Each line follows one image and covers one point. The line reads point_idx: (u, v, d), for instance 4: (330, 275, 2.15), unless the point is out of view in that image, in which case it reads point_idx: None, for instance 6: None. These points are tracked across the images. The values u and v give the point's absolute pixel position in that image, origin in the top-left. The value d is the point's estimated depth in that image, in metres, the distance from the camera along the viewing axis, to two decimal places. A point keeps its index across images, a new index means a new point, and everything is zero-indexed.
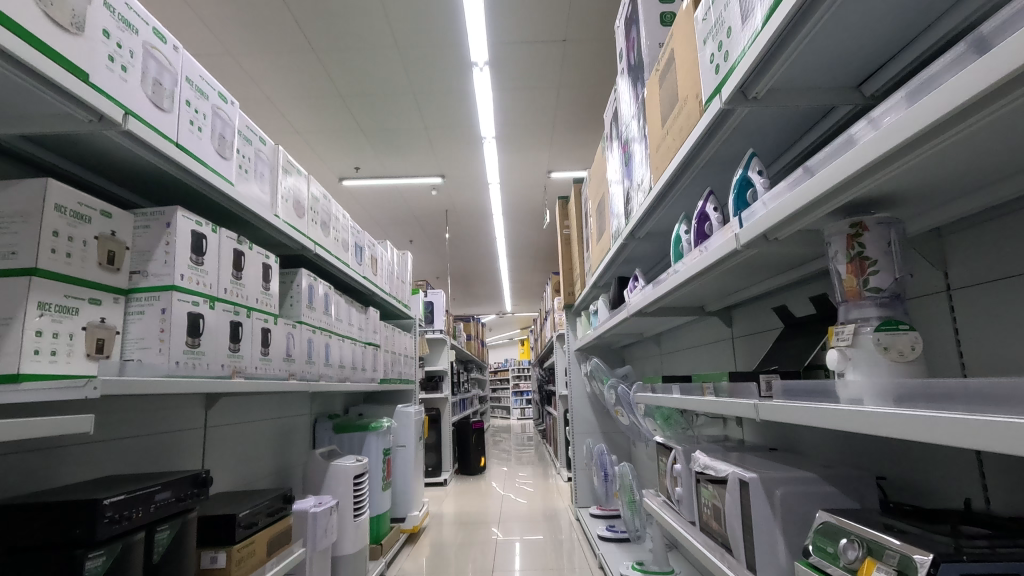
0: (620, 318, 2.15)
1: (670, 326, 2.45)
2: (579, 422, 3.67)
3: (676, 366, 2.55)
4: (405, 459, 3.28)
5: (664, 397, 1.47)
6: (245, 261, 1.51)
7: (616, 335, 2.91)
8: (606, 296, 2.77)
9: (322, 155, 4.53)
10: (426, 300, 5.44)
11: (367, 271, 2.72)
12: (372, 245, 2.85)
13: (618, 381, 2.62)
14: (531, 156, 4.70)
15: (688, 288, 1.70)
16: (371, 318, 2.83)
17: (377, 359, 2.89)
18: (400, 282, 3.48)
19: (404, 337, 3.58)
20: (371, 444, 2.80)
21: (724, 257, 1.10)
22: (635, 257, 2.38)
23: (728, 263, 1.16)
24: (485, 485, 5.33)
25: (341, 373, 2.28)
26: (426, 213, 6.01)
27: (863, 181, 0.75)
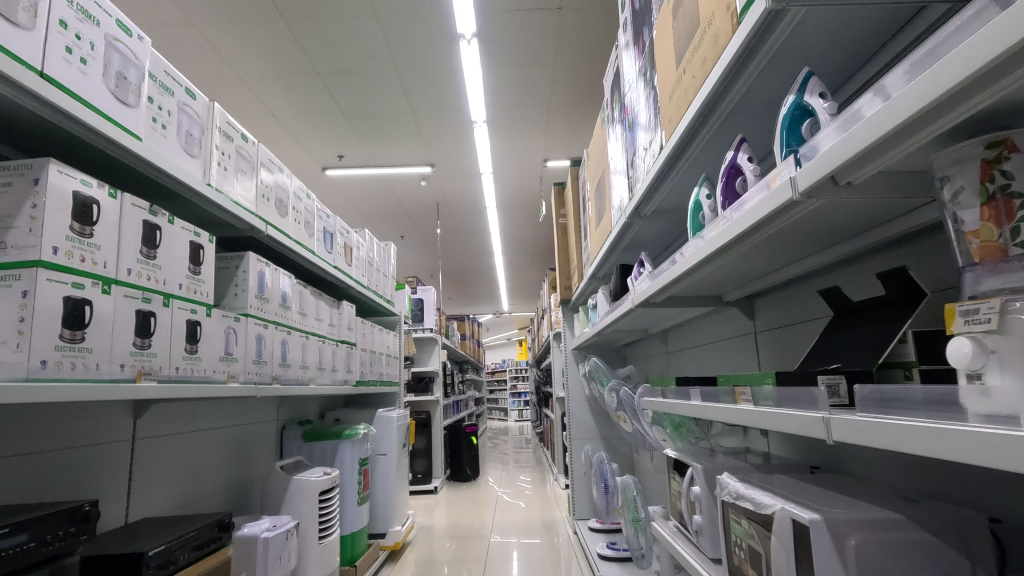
0: (624, 310, 1.87)
1: (679, 319, 2.17)
2: (576, 427, 3.38)
3: (687, 367, 2.28)
4: (386, 468, 2.99)
5: (680, 404, 1.18)
6: (161, 237, 1.23)
7: (618, 331, 2.63)
8: (605, 287, 2.49)
9: (303, 141, 4.25)
10: (415, 297, 5.16)
11: (339, 261, 2.44)
12: (344, 233, 2.56)
13: (620, 383, 2.33)
14: (526, 142, 4.41)
15: (705, 272, 1.41)
16: (344, 313, 2.54)
17: (352, 359, 2.61)
18: (381, 276, 3.20)
19: (386, 335, 3.30)
20: (344, 455, 2.51)
21: (768, 217, 0.82)
22: (638, 241, 2.09)
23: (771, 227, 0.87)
24: (478, 492, 5.04)
25: (305, 375, 2.00)
26: (415, 206, 5.72)
27: (962, 106, 0.50)
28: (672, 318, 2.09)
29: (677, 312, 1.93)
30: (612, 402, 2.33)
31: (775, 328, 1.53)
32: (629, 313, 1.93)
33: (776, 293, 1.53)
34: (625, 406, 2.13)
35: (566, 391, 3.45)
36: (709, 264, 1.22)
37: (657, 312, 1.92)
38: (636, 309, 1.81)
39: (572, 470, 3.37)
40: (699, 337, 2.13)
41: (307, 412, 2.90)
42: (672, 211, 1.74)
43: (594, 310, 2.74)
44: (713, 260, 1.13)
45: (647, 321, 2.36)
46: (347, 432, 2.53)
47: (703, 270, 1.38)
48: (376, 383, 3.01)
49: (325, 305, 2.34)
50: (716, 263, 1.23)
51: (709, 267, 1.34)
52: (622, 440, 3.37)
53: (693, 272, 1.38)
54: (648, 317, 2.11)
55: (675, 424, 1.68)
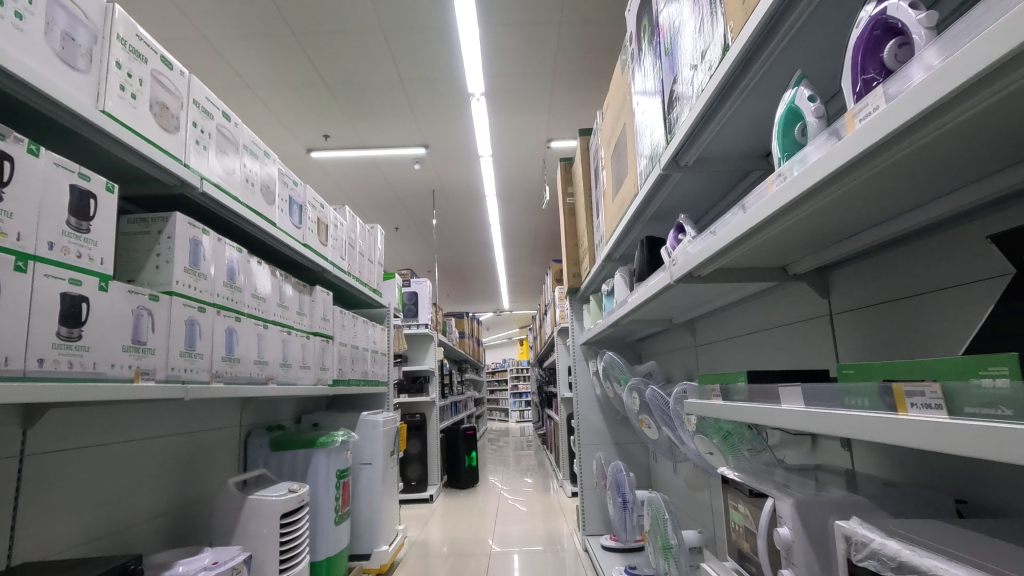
0: (654, 290, 1.50)
1: (716, 301, 1.80)
2: (585, 433, 3.03)
3: (726, 362, 1.92)
4: (370, 480, 2.62)
5: (766, 410, 0.81)
6: (13, 171, 0.85)
7: (636, 321, 2.26)
8: (624, 268, 2.12)
9: (284, 118, 3.89)
10: (408, 291, 4.79)
11: (309, 238, 2.06)
12: (318, 206, 2.19)
13: (643, 381, 1.96)
14: (528, 119, 4.06)
15: (783, 226, 1.03)
16: (318, 301, 2.18)
17: (328, 355, 2.24)
18: (365, 261, 2.83)
19: (371, 329, 2.92)
20: (318, 466, 2.14)
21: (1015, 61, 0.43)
22: (669, 204, 1.72)
23: (990, 94, 0.49)
24: (477, 501, 4.67)
25: (260, 372, 1.63)
26: (410, 194, 5.36)
27: None
28: (710, 298, 1.72)
29: (722, 290, 1.55)
30: (635, 407, 1.96)
31: (877, 304, 1.17)
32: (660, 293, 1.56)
33: (877, 259, 1.17)
34: (654, 412, 1.76)
35: (574, 392, 3.10)
36: (798, 210, 0.85)
37: (697, 291, 1.55)
38: (673, 287, 1.44)
39: (581, 481, 3.00)
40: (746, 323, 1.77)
41: (280, 416, 2.53)
42: (720, 162, 1.37)
43: (609, 298, 2.37)
44: (817, 195, 0.76)
45: (675, 306, 1.99)
46: (322, 439, 2.17)
47: (778, 225, 1.01)
48: (359, 382, 2.64)
49: (291, 290, 1.97)
50: (809, 207, 0.86)
51: (791, 218, 0.96)
52: (636, 445, 3.02)
53: (763, 228, 1.00)
54: (680, 299, 1.74)
55: (724, 434, 1.31)
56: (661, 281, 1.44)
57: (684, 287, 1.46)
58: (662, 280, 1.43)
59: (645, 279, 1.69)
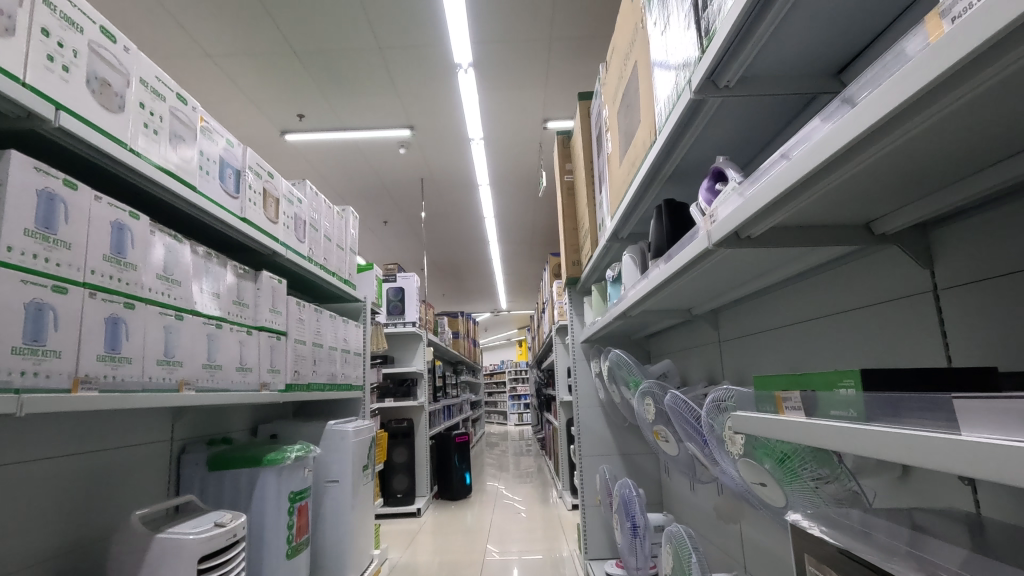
0: (679, 264, 1.12)
1: (754, 280, 1.43)
2: (587, 442, 2.68)
3: (769, 360, 1.56)
4: (337, 500, 2.25)
5: (922, 441, 0.46)
6: None
7: (648, 312, 1.89)
8: (633, 247, 1.76)
9: (250, 91, 3.54)
10: (394, 286, 4.43)
11: (248, 212, 1.70)
12: (264, 176, 1.83)
13: (655, 385, 1.60)
14: (522, 96, 3.71)
15: (905, 145, 0.65)
16: (263, 288, 1.80)
17: (279, 353, 1.87)
18: (332, 246, 2.46)
19: (342, 326, 2.55)
20: (265, 488, 1.78)
21: None
22: (692, 157, 1.36)
23: None
24: (469, 515, 4.30)
25: (167, 373, 1.26)
26: (397, 183, 5.02)
27: None
28: (747, 275, 1.35)
29: (767, 260, 1.18)
30: (649, 416, 1.62)
31: (1012, 272, 0.80)
32: (687, 269, 1.18)
33: (1012, 207, 0.80)
34: (676, 425, 1.41)
35: (574, 396, 2.75)
36: (942, 101, 0.51)
37: (737, 262, 1.17)
38: (709, 258, 1.07)
39: (583, 497, 2.64)
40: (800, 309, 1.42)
41: (230, 428, 2.17)
42: (770, 85, 1.00)
43: (615, 285, 2.00)
44: (1010, 46, 0.43)
45: (699, 290, 1.63)
46: (271, 455, 1.80)
47: (878, 152, 0.67)
48: (326, 387, 2.27)
49: (224, 273, 1.60)
50: (962, 93, 0.52)
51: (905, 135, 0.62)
52: (646, 457, 2.67)
53: (850, 161, 0.67)
54: (710, 277, 1.37)
55: (779, 457, 0.93)
56: (689, 252, 1.07)
57: (723, 256, 1.08)
58: (691, 249, 1.05)
59: (664, 255, 1.32)
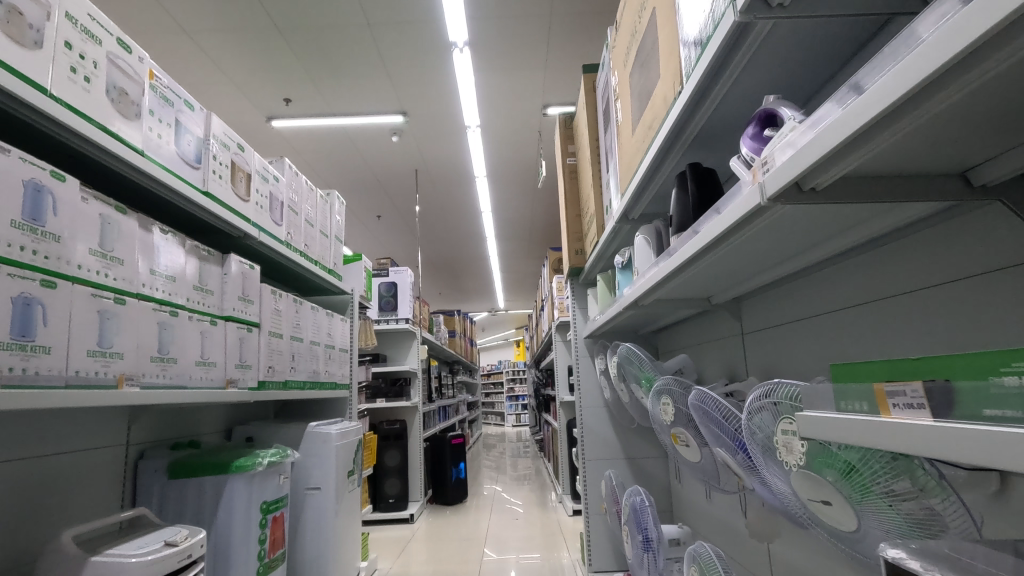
0: (715, 232, 0.92)
1: (794, 256, 1.24)
2: (592, 445, 2.49)
3: (812, 352, 1.36)
4: (319, 509, 2.05)
5: None
6: None
7: (663, 301, 1.70)
8: (647, 227, 1.56)
9: (232, 73, 3.35)
10: (387, 281, 4.24)
11: (212, 186, 1.50)
12: (233, 148, 1.63)
13: (673, 381, 1.41)
14: (520, 79, 3.53)
15: None
16: (231, 274, 1.60)
17: (251, 346, 1.68)
18: (315, 232, 2.26)
19: (327, 319, 2.35)
20: (233, 498, 1.59)
21: None
22: (720, 116, 1.17)
23: None
24: (465, 520, 4.10)
25: (102, 365, 1.07)
26: (390, 175, 4.83)
27: None
28: (787, 249, 1.16)
29: (820, 226, 0.99)
30: (666, 418, 1.45)
31: None
32: (723, 239, 0.98)
33: None
34: (700, 428, 1.23)
35: (579, 395, 2.56)
36: None
37: (783, 227, 0.97)
38: (753, 224, 0.87)
39: (587, 505, 2.45)
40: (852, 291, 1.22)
41: (199, 430, 1.97)
42: (830, 7, 0.81)
43: (625, 272, 1.81)
44: None
45: (724, 273, 1.44)
46: (239, 461, 1.60)
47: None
48: (307, 385, 2.08)
49: (181, 254, 1.40)
50: None
51: None
52: (656, 461, 2.47)
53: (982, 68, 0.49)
54: (742, 253, 1.18)
55: (845, 467, 0.74)
56: (728, 214, 0.87)
57: (772, 218, 0.88)
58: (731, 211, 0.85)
59: (687, 230, 1.13)
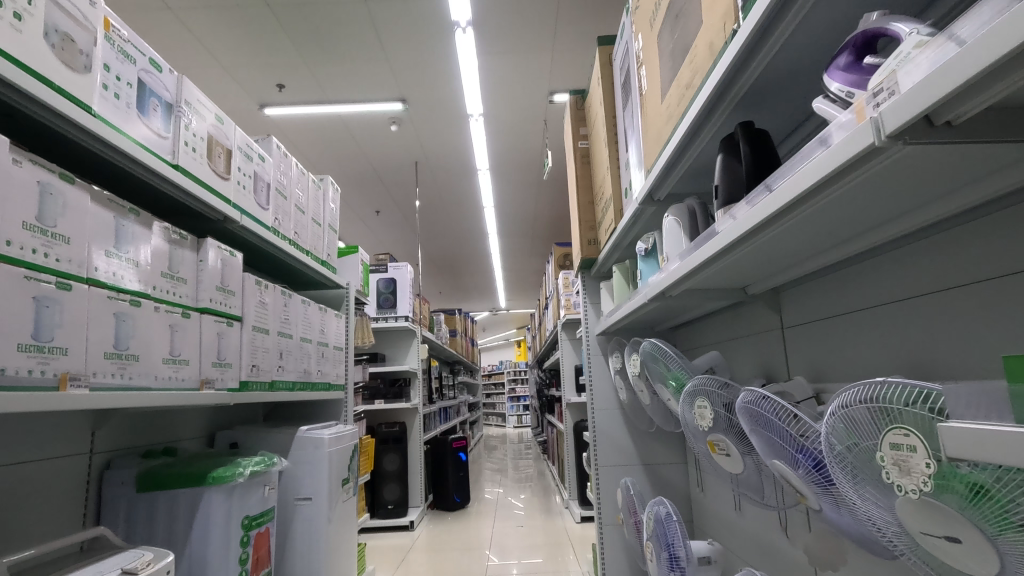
0: (787, 196, 0.74)
1: (857, 236, 1.06)
2: (605, 451, 2.31)
3: (873, 347, 1.18)
4: (309, 522, 1.87)
5: None
6: None
7: (692, 293, 1.52)
8: (678, 207, 1.38)
9: (221, 55, 3.18)
10: (386, 277, 4.06)
11: (184, 160, 1.32)
12: (209, 119, 1.45)
13: (710, 381, 1.24)
14: (527, 63, 3.36)
15: None
16: (208, 260, 1.42)
17: (231, 342, 1.50)
18: (307, 219, 2.08)
19: (320, 314, 2.17)
20: (210, 515, 1.41)
21: None
22: (775, 67, 1.00)
23: None
24: (468, 528, 3.92)
25: (40, 363, 0.88)
26: (389, 167, 4.65)
27: None
28: (853, 226, 0.98)
29: (909, 191, 0.80)
30: (702, 423, 1.27)
31: None
32: (793, 208, 0.80)
33: None
34: (750, 435, 1.05)
35: (591, 397, 2.38)
36: None
37: (866, 191, 0.79)
38: (840, 183, 0.68)
39: (601, 515, 2.27)
40: (927, 275, 1.04)
41: (178, 436, 1.80)
42: None
43: (648, 260, 1.64)
44: None
45: (767, 258, 1.26)
46: (217, 472, 1.42)
47: None
48: (297, 386, 1.90)
49: (145, 234, 1.21)
50: None
51: None
52: (675, 468, 2.29)
53: None
54: (800, 231, 0.99)
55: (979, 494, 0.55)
56: (809, 169, 0.68)
57: (863, 176, 0.70)
58: (816, 165, 0.66)
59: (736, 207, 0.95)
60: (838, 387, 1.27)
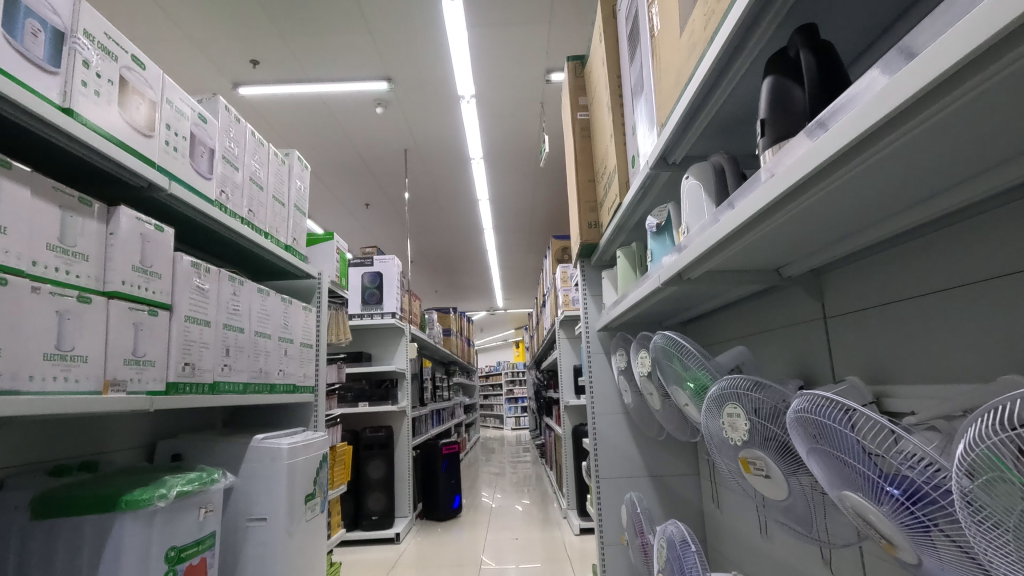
0: (825, 153, 0.58)
1: (906, 210, 0.85)
2: (608, 460, 2.04)
3: (950, 340, 0.92)
4: (263, 547, 1.60)
5: None
6: None
7: (714, 278, 1.25)
8: (701, 167, 1.12)
9: (189, 28, 2.92)
10: (371, 271, 3.79)
11: (82, 105, 1.05)
12: (122, 59, 1.17)
13: (743, 380, 0.98)
14: (522, 37, 3.10)
15: None
16: (123, 232, 1.15)
17: (155, 336, 1.23)
18: (265, 196, 1.82)
19: (282, 306, 1.90)
20: (119, 550, 1.13)
21: None
22: None
23: None
24: (458, 540, 3.65)
25: None
26: (377, 155, 4.39)
27: None
28: (906, 195, 0.77)
29: (973, 149, 0.64)
30: (733, 436, 1.01)
31: None
32: (825, 173, 0.64)
33: None
34: (806, 460, 0.78)
35: (591, 399, 2.11)
36: None
37: (919, 151, 0.63)
38: (900, 130, 0.53)
39: (603, 534, 2.00)
40: None
41: (106, 447, 1.53)
42: None
43: (660, 239, 1.37)
44: None
45: (815, 230, 0.98)
46: (132, 493, 1.16)
47: None
48: (250, 389, 1.63)
49: (23, 192, 0.93)
50: None
51: None
52: (686, 480, 2.03)
53: None
54: (861, 190, 0.74)
55: None
56: (856, 115, 0.53)
57: (926, 126, 0.54)
58: (870, 107, 0.51)
59: (790, 152, 0.67)
60: (902, 390, 1.00)
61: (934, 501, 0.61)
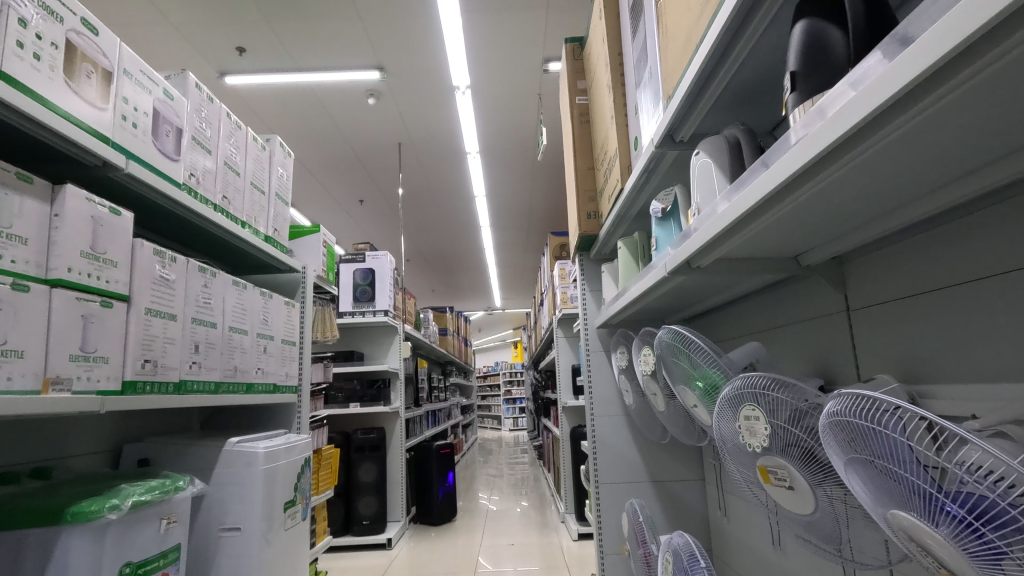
0: (839, 129, 0.51)
1: (952, 184, 0.74)
2: (607, 465, 1.93)
3: (998, 334, 0.81)
4: (236, 559, 1.48)
5: None
6: None
7: (727, 268, 1.14)
8: (712, 143, 1.01)
9: (173, 13, 2.80)
10: (363, 268, 3.67)
11: (17, 69, 0.92)
12: (69, 22, 1.04)
13: (762, 377, 0.87)
14: (519, 25, 2.99)
15: None
16: (71, 213, 1.03)
17: (110, 332, 1.11)
18: (243, 183, 1.70)
19: (262, 300, 1.79)
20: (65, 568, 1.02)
21: None
22: None
23: None
24: (452, 545, 3.53)
25: None
26: (370, 149, 4.27)
27: None
28: (958, 165, 0.66)
29: (973, 141, 0.61)
30: (750, 441, 0.90)
31: None
32: (814, 169, 0.62)
33: None
34: (843, 477, 0.66)
35: (590, 400, 2.00)
36: None
37: (915, 144, 0.60)
38: (948, 86, 0.44)
39: (603, 542, 1.89)
40: None
41: (60, 452, 1.41)
42: None
43: (666, 226, 1.26)
44: None
45: (842, 211, 0.87)
46: (80, 505, 1.05)
47: None
48: (222, 388, 1.51)
49: None
50: None
51: None
52: (690, 486, 1.91)
53: None
54: (907, 158, 0.63)
55: None
56: (845, 109, 0.50)
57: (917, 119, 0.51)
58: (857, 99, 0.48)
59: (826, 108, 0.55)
60: (944, 392, 0.88)
61: (1019, 528, 0.49)
